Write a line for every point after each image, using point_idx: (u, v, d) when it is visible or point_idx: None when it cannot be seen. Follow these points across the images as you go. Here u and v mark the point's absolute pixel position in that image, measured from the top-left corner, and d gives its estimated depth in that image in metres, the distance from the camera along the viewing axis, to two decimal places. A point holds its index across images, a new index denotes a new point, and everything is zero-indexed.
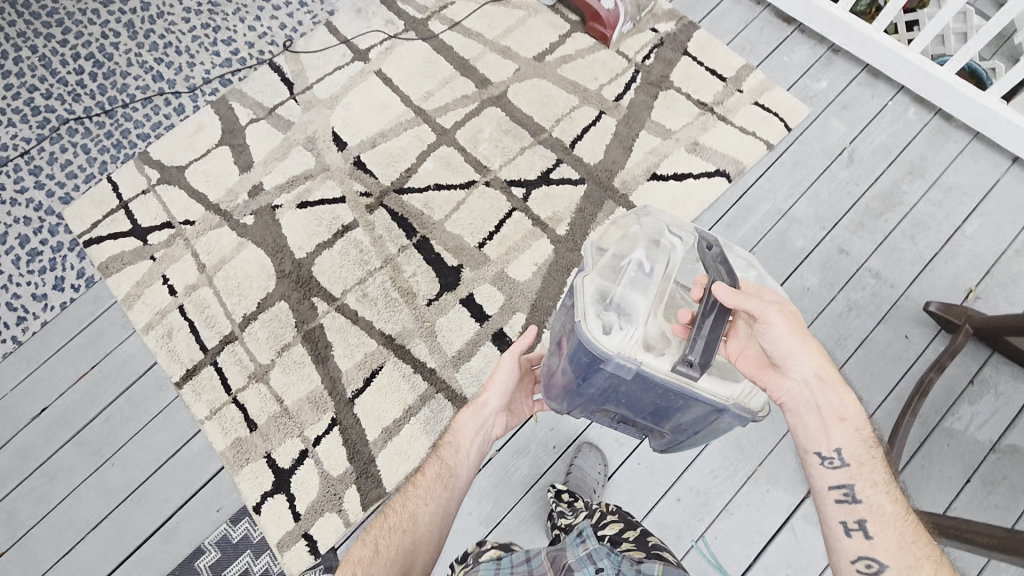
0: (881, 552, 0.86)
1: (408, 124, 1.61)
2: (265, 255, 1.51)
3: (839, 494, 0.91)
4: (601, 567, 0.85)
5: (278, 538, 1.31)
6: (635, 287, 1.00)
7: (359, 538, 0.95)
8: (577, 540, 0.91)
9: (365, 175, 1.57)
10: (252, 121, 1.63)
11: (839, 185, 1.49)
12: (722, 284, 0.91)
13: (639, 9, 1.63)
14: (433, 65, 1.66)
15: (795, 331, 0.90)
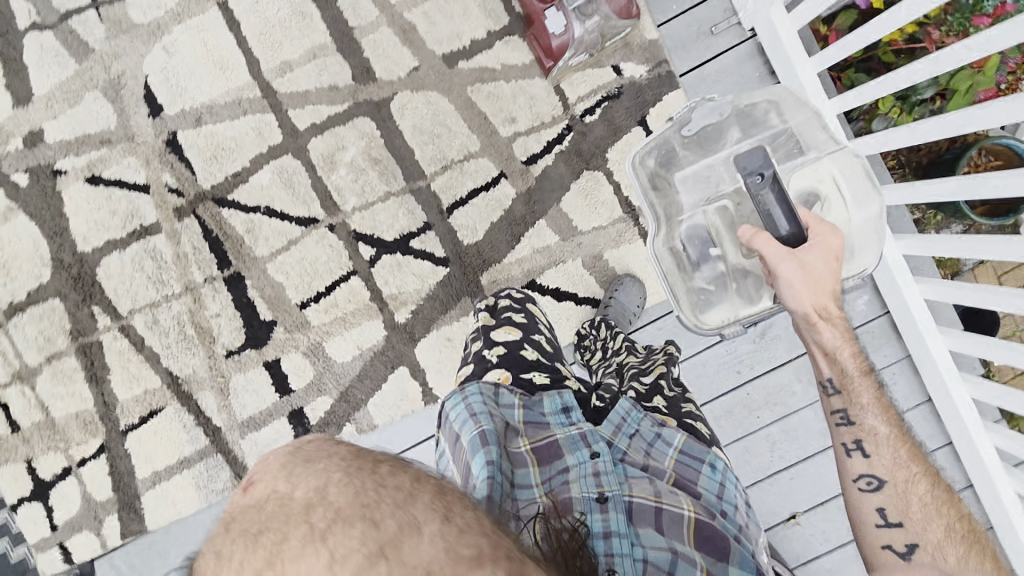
0: (879, 470, 0.79)
1: (249, 104, 1.20)
2: (41, 235, 1.22)
3: (835, 418, 0.85)
4: (596, 453, 0.73)
5: (34, 540, 1.25)
6: (702, 235, 0.95)
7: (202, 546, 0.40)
8: (564, 416, 0.78)
9: (180, 164, 1.21)
10: (35, 27, 1.18)
11: (731, 359, 1.23)
12: (743, 229, 0.83)
13: (603, 39, 1.13)
14: (304, 21, 1.18)
15: (808, 287, 0.80)
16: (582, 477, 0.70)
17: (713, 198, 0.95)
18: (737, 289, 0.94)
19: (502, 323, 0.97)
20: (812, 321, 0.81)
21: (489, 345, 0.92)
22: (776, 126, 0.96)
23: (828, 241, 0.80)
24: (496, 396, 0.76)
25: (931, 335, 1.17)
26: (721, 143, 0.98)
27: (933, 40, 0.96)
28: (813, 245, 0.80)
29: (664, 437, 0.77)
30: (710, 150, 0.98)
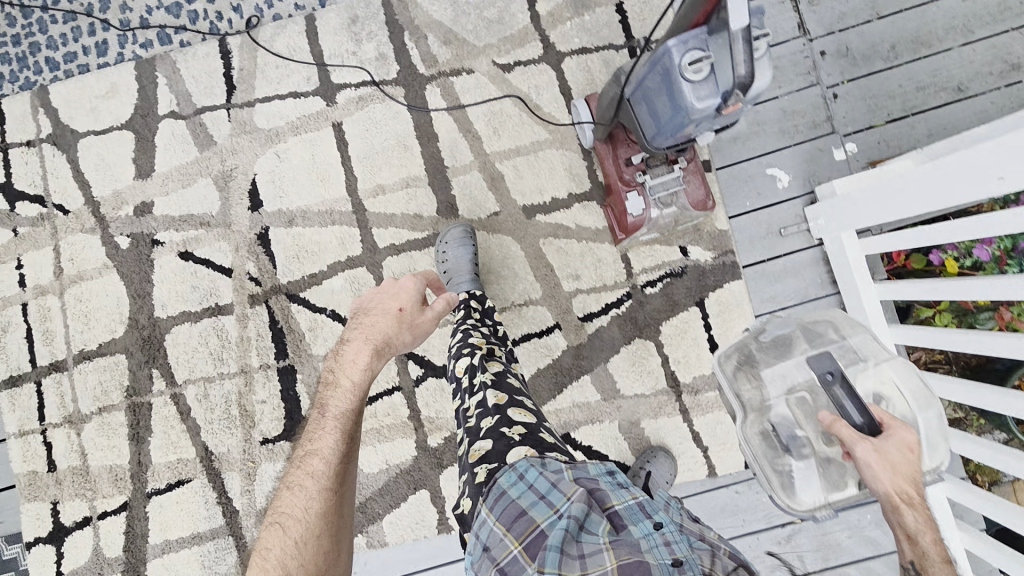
0: None
1: (338, 216, 1.30)
2: (125, 295, 1.31)
3: None
4: (659, 521, 0.73)
5: None
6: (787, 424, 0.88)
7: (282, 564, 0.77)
8: (615, 484, 0.79)
9: (265, 257, 1.30)
10: (171, 114, 1.32)
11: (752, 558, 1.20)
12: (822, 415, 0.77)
13: (675, 223, 1.20)
14: (405, 152, 1.29)
15: (889, 471, 0.72)
16: (654, 546, 0.68)
17: (791, 392, 0.89)
18: (823, 475, 0.84)
19: (514, 399, 0.91)
20: (893, 505, 0.72)
21: (508, 420, 0.88)
22: (836, 341, 0.92)
23: (904, 437, 0.73)
24: (547, 468, 0.78)
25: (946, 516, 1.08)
26: (793, 352, 0.93)
27: (1004, 318, 1.02)
28: (888, 433, 0.74)
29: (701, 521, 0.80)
30: (786, 354, 0.93)
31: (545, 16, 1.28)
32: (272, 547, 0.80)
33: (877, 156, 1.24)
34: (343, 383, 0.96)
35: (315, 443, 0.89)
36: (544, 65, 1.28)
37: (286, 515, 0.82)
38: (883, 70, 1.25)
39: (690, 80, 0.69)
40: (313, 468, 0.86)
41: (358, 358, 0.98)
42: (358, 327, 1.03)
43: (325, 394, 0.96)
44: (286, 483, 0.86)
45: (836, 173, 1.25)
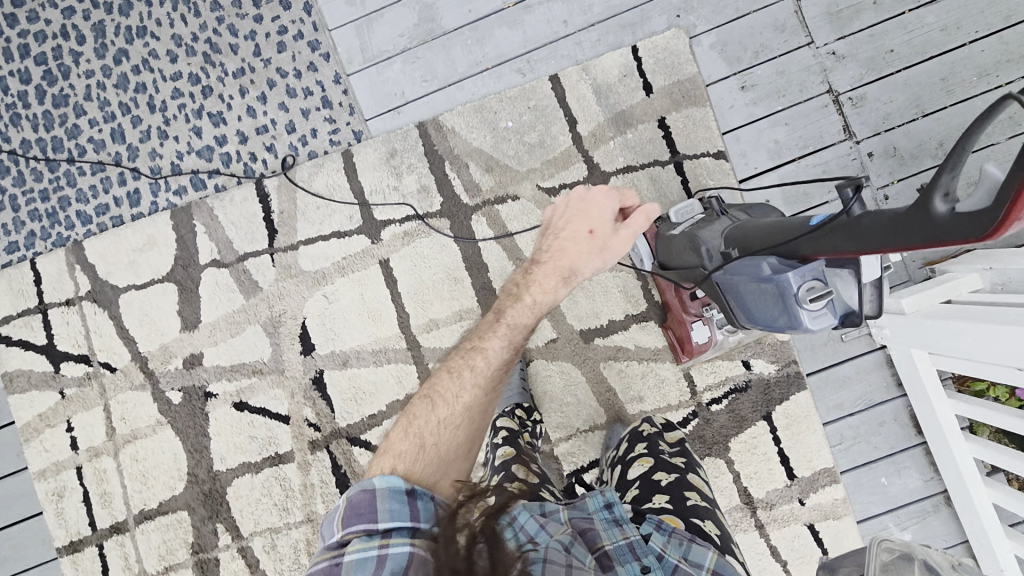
0: None
1: (393, 354, 1.27)
2: (182, 449, 1.29)
3: None
4: (646, 567, 0.70)
5: None
6: None
7: (420, 444, 0.73)
8: (611, 520, 0.75)
9: (322, 401, 1.28)
10: (213, 263, 1.29)
11: None
12: None
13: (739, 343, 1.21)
14: (455, 285, 1.27)
15: None
16: None
17: None
18: None
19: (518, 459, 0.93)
20: None
21: (510, 474, 0.89)
22: None
23: None
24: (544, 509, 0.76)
25: (999, 540, 1.13)
26: None
27: None
28: None
29: (693, 554, 0.74)
30: None
31: (587, 136, 1.26)
32: (419, 414, 0.76)
33: (933, 256, 1.25)
34: (528, 294, 0.86)
35: (484, 339, 0.82)
36: (590, 186, 1.26)
37: (438, 394, 0.77)
38: (933, 167, 1.24)
39: (809, 306, 0.76)
40: (478, 363, 0.79)
41: (542, 276, 0.88)
42: (546, 240, 0.92)
43: (509, 295, 0.88)
44: (447, 365, 0.81)
45: (892, 275, 1.25)
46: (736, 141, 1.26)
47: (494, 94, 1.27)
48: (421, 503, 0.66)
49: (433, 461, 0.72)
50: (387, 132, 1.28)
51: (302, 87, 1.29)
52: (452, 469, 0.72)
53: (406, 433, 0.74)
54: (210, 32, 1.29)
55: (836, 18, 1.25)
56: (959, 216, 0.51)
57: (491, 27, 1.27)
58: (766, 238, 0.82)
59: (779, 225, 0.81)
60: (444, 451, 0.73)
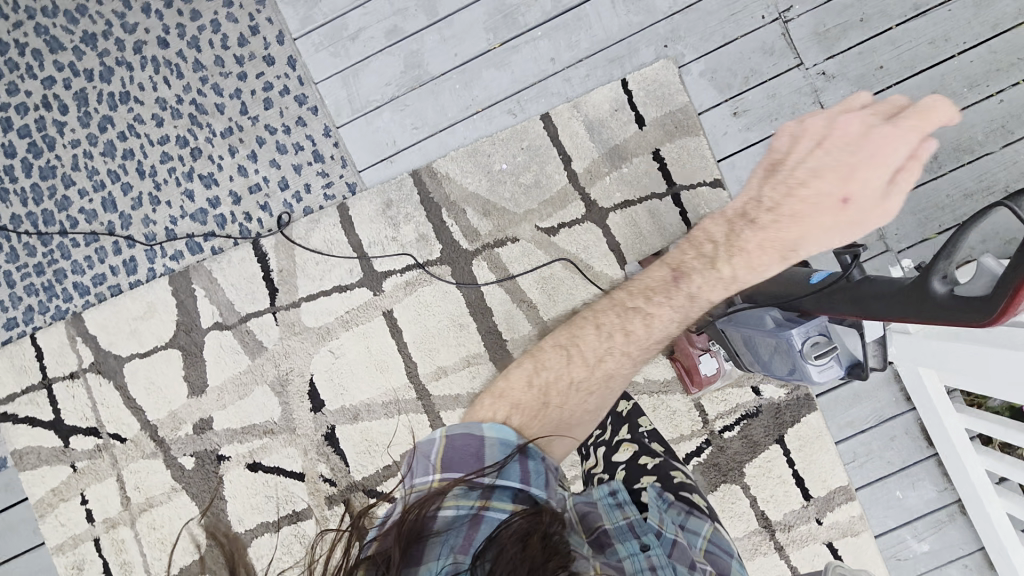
0: None
1: (403, 404, 1.27)
2: (199, 514, 1.28)
3: None
4: (647, 545, 0.68)
5: None
6: None
7: (547, 406, 0.69)
8: (614, 504, 0.74)
9: (335, 456, 1.27)
10: (216, 326, 1.28)
11: None
12: None
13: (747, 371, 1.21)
14: (461, 331, 1.27)
15: None
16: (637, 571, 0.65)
17: None
18: None
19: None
20: None
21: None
22: None
23: None
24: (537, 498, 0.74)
25: (1014, 547, 1.14)
26: None
27: None
28: None
29: (690, 525, 0.73)
30: None
31: (582, 173, 1.25)
32: (550, 365, 0.71)
33: None
34: (725, 259, 0.72)
35: (649, 300, 0.73)
36: (588, 224, 1.26)
37: (578, 349, 0.72)
38: (929, 181, 1.24)
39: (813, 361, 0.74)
40: (632, 329, 0.72)
41: (751, 242, 0.71)
42: (772, 185, 0.71)
43: (700, 244, 0.75)
44: (598, 319, 0.73)
45: None
46: (731, 168, 1.26)
47: (486, 137, 1.27)
48: (531, 464, 0.64)
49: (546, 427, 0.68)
50: (382, 182, 1.28)
51: (293, 142, 1.28)
52: (567, 433, 0.69)
53: (531, 382, 0.70)
54: (194, 93, 1.28)
55: (823, 37, 1.24)
56: (962, 297, 0.58)
57: (478, 70, 1.26)
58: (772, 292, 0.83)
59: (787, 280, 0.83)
60: (561, 419, 0.69)
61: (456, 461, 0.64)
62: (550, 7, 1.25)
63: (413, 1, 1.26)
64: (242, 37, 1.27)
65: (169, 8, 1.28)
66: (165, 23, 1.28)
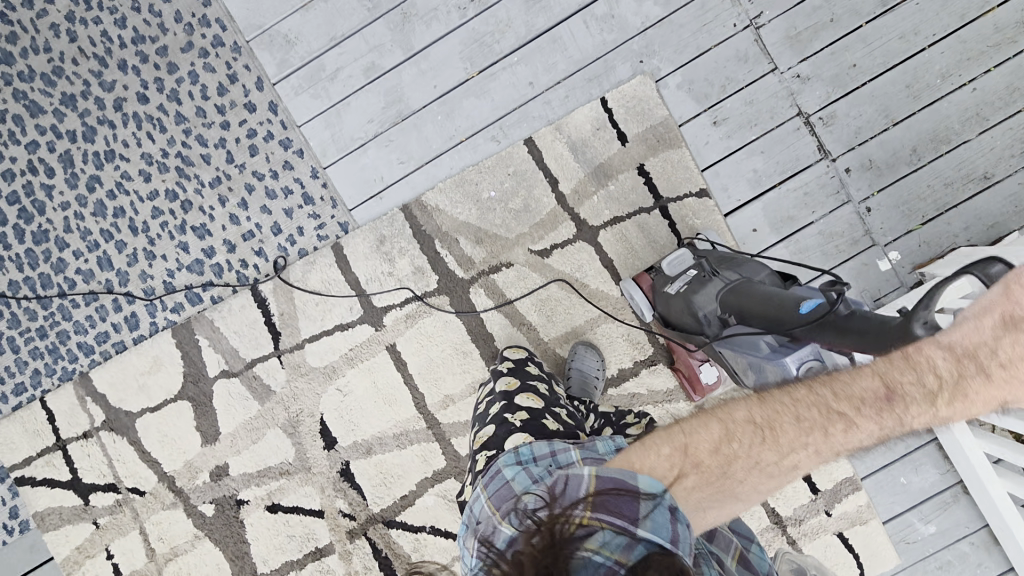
0: None
1: (414, 435, 1.29)
2: (224, 558, 1.31)
3: None
4: None
5: None
6: None
7: (728, 478, 0.63)
8: None
9: (352, 490, 1.30)
10: (223, 374, 1.30)
11: None
12: None
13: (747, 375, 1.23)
14: (464, 358, 1.29)
15: None
16: None
17: None
18: None
19: (524, 388, 0.99)
20: None
21: (511, 410, 0.93)
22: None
23: None
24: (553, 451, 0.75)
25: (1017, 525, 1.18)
26: None
27: None
28: None
29: None
30: None
31: (570, 194, 1.27)
32: (741, 440, 0.63)
33: (921, 259, 1.27)
34: (946, 405, 0.61)
35: (867, 405, 0.61)
36: (580, 243, 1.28)
37: (775, 428, 0.63)
38: (909, 173, 1.27)
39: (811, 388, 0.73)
40: (832, 418, 0.62)
41: (973, 395, 0.61)
42: (1015, 340, 0.60)
43: (892, 370, 0.62)
44: (806, 396, 0.63)
45: (884, 283, 1.28)
46: (715, 176, 1.28)
47: (472, 165, 1.28)
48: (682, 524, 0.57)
49: (705, 495, 0.63)
50: (373, 219, 1.29)
51: (282, 187, 1.29)
52: (727, 506, 0.63)
53: (717, 451, 0.63)
54: (179, 146, 1.29)
55: (795, 40, 1.26)
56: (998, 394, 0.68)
57: (459, 99, 1.28)
58: (761, 316, 0.83)
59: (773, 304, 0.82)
60: (724, 501, 0.63)
61: (605, 505, 0.58)
62: (524, 31, 1.26)
63: (388, 37, 1.27)
64: (221, 86, 1.28)
65: (146, 62, 1.28)
66: (143, 78, 1.28)
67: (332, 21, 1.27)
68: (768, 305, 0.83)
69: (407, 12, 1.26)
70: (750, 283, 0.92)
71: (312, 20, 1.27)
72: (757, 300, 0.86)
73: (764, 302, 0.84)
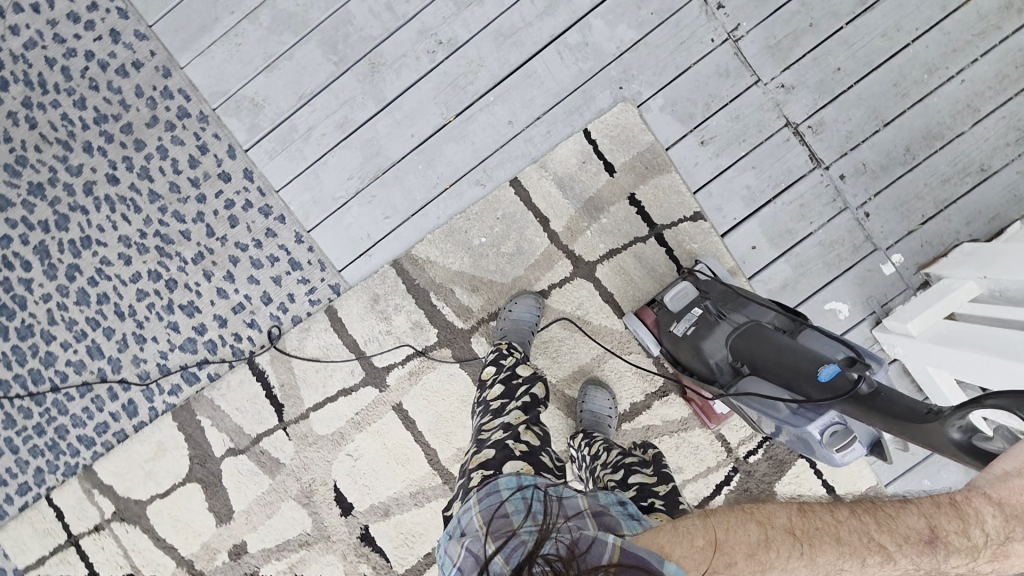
0: None
1: (431, 492, 1.27)
2: None
3: None
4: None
5: None
6: None
7: None
8: (627, 514, 0.72)
9: (374, 554, 1.28)
10: (230, 452, 1.27)
11: None
12: None
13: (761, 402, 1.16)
14: None
15: None
16: None
17: None
18: None
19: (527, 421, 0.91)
20: None
21: (513, 436, 0.86)
22: None
23: None
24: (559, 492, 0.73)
25: None
26: None
27: None
28: None
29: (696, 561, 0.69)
30: None
31: (562, 232, 1.24)
32: (779, 550, 0.59)
33: (924, 259, 1.25)
34: (987, 562, 0.58)
35: (911, 539, 0.59)
36: (578, 280, 1.25)
37: (815, 541, 0.59)
38: (904, 173, 1.24)
39: (835, 453, 0.78)
40: (876, 544, 0.59)
41: (1014, 559, 0.58)
42: None
43: (938, 510, 0.60)
44: (851, 513, 0.61)
45: (889, 287, 1.26)
46: (708, 197, 1.24)
47: (459, 212, 1.24)
48: None
49: None
50: (364, 278, 1.26)
51: (267, 255, 1.25)
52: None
53: (753, 556, 0.59)
54: (156, 224, 1.25)
55: (777, 49, 1.22)
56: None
57: (438, 146, 1.24)
58: (776, 372, 0.84)
59: (787, 361, 0.83)
60: None
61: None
62: (498, 69, 1.22)
63: (359, 89, 1.22)
64: (192, 158, 1.23)
65: (111, 142, 1.23)
66: (110, 159, 1.23)
67: (298, 79, 1.22)
68: (782, 361, 0.84)
69: (375, 62, 1.22)
70: (758, 327, 0.92)
71: (278, 81, 1.22)
72: (768, 352, 0.87)
73: (777, 356, 0.85)
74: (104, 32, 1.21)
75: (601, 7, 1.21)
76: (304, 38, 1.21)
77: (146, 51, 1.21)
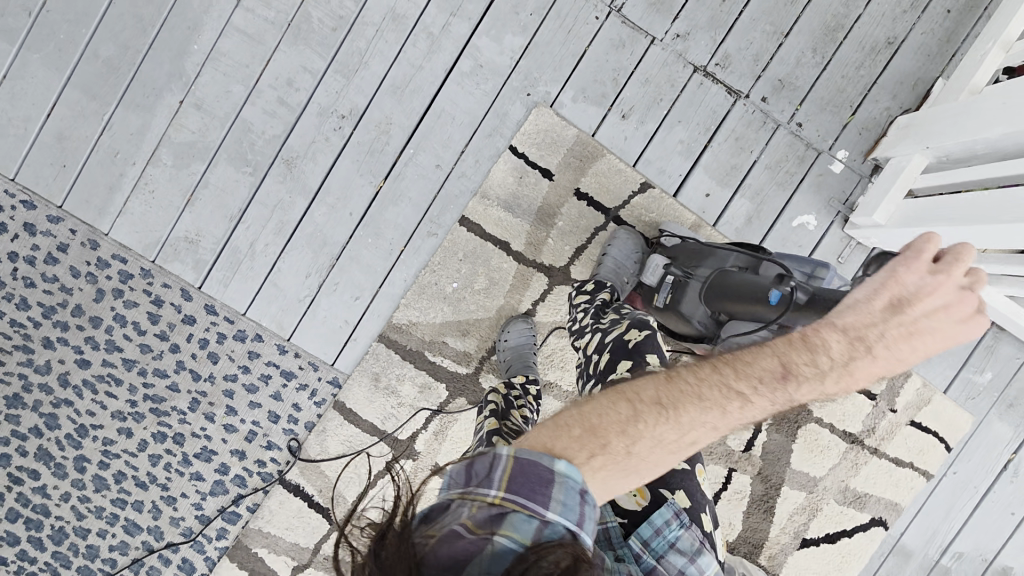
0: None
1: None
2: None
3: None
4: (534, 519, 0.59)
5: None
6: None
7: (631, 453, 0.66)
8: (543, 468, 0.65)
9: None
10: (296, 569, 1.28)
11: (1001, 504, 1.27)
12: None
13: None
14: None
15: None
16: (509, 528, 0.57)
17: None
18: None
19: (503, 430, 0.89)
20: None
21: None
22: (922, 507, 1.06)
23: None
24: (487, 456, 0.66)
25: None
26: None
27: None
28: None
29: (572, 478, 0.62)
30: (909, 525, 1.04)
31: (525, 248, 1.25)
32: (647, 418, 0.68)
33: (867, 145, 1.26)
34: (830, 380, 0.72)
35: (765, 377, 0.71)
36: (559, 288, 1.26)
37: (679, 406, 0.69)
38: (820, 75, 1.25)
39: None
40: (731, 387, 0.70)
41: (855, 373, 0.73)
42: (895, 323, 0.72)
43: (788, 349, 0.72)
44: (711, 370, 0.72)
45: (846, 183, 1.27)
46: (648, 165, 1.25)
47: (424, 267, 1.25)
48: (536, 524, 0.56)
49: (607, 481, 0.65)
50: (357, 363, 1.26)
51: (257, 375, 1.25)
52: (629, 483, 0.67)
53: (625, 432, 0.67)
54: (142, 389, 1.24)
55: (659, 4, 1.22)
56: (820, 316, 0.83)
57: (379, 213, 1.23)
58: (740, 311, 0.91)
59: (744, 295, 0.91)
60: (632, 478, 0.67)
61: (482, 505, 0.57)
62: (406, 121, 1.22)
63: (284, 190, 1.22)
64: (150, 314, 1.22)
65: (68, 328, 1.22)
66: (74, 344, 1.22)
67: (223, 202, 1.22)
68: (741, 292, 0.91)
69: (288, 158, 1.22)
70: (722, 275, 0.99)
71: (204, 211, 1.22)
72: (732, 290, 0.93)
73: (738, 289, 0.93)
74: (19, 229, 1.20)
75: (480, 27, 1.21)
76: (212, 162, 1.21)
77: (66, 232, 1.20)
